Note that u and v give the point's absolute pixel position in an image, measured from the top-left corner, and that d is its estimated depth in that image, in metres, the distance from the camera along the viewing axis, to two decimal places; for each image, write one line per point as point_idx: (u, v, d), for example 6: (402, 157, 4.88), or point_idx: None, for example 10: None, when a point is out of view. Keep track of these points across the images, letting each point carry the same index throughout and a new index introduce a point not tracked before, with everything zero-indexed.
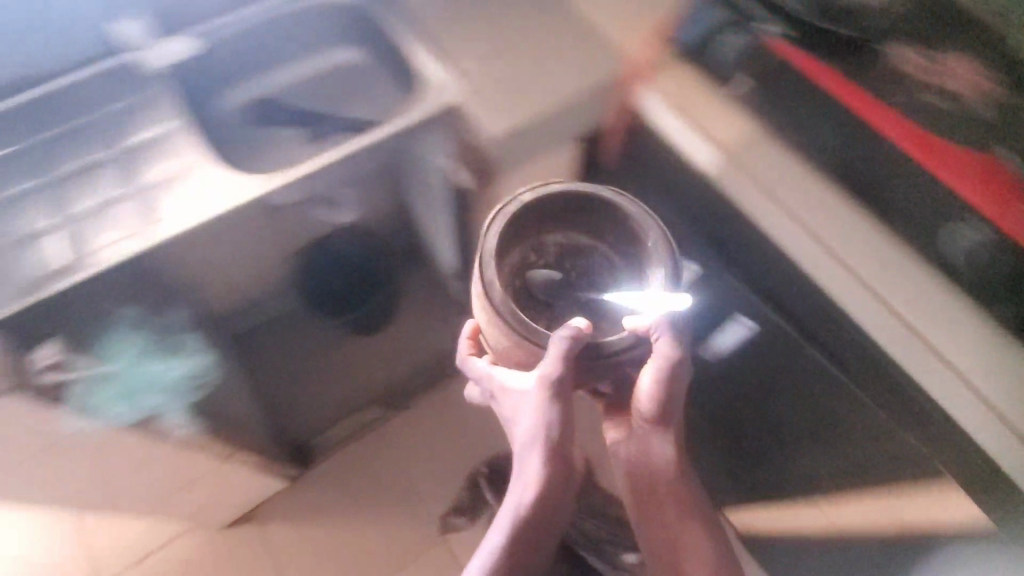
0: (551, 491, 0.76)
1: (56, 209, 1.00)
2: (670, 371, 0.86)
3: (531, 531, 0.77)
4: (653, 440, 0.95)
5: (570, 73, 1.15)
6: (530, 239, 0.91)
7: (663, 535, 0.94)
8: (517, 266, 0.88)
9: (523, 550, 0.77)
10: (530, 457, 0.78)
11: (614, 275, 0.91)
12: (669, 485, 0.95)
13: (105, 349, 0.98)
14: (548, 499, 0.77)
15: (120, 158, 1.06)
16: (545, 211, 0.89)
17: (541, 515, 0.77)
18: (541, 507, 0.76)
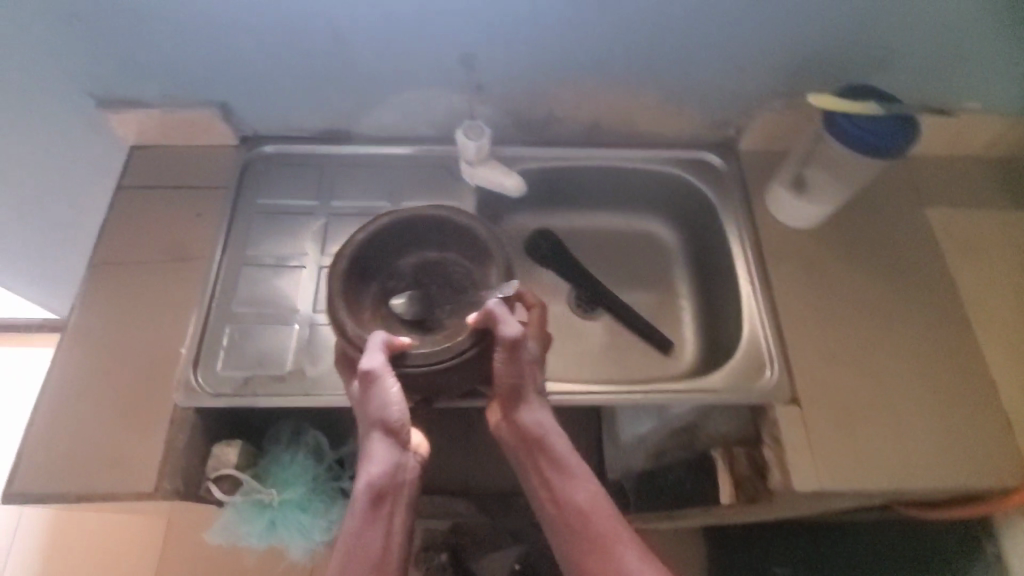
0: (388, 463, 0.65)
1: (256, 195, 0.91)
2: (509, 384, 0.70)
3: (378, 506, 0.64)
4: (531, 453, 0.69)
5: (864, 281, 0.87)
6: (379, 271, 0.79)
7: (557, 517, 0.65)
8: (371, 296, 0.77)
9: (374, 529, 0.62)
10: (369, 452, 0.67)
11: (477, 291, 0.77)
12: (573, 465, 0.68)
13: (265, 470, 0.79)
14: (379, 471, 0.65)
15: (389, 177, 0.94)
16: (378, 255, 0.77)
17: (387, 500, 0.64)
18: (374, 496, 0.64)
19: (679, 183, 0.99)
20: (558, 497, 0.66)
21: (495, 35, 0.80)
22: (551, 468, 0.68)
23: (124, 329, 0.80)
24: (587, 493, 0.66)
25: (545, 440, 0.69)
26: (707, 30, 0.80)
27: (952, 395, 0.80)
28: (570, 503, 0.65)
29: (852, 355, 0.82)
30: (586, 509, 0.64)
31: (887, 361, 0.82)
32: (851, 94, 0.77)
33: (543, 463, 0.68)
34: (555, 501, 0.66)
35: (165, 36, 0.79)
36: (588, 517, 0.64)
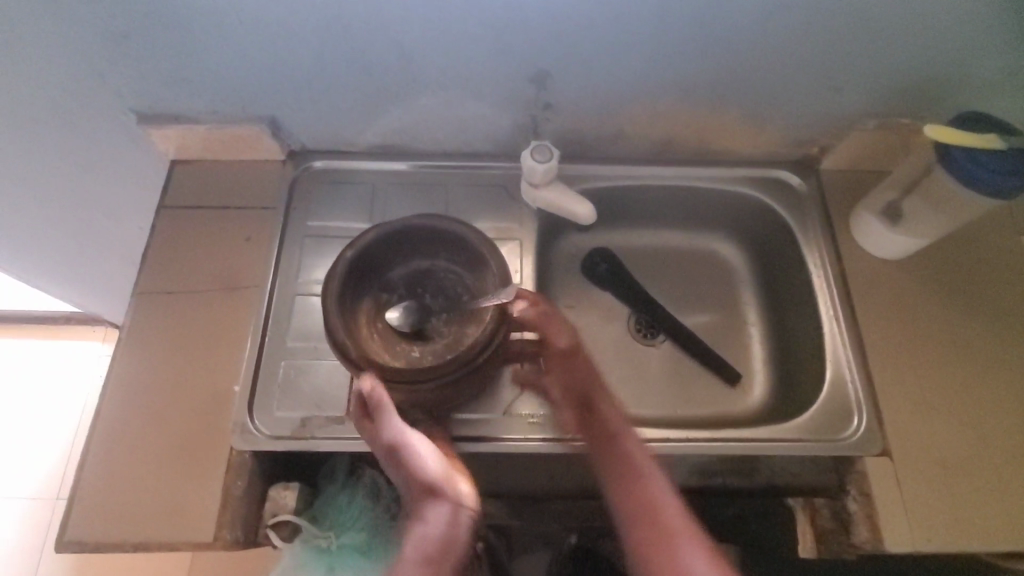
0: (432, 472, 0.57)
1: (305, 217, 0.86)
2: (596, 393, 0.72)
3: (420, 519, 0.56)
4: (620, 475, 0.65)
5: (942, 319, 0.81)
6: (371, 285, 0.71)
7: (629, 513, 0.61)
8: (364, 313, 0.70)
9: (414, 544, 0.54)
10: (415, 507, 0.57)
11: (466, 289, 0.72)
12: (645, 468, 0.65)
13: (321, 510, 0.76)
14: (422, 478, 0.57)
15: (444, 197, 0.88)
16: (362, 269, 0.69)
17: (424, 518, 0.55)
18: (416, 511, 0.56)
19: (753, 205, 0.92)
20: (626, 494, 0.63)
21: (571, 52, 0.73)
22: (628, 470, 0.65)
23: (176, 363, 0.76)
24: (658, 488, 0.63)
25: (620, 445, 0.67)
26: (808, 49, 0.72)
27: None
28: (642, 503, 0.62)
29: (924, 399, 0.77)
30: (653, 503, 0.61)
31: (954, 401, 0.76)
32: (970, 125, 0.69)
33: (625, 473, 0.65)
34: (631, 501, 0.62)
35: (215, 54, 0.73)
36: (657, 513, 0.60)
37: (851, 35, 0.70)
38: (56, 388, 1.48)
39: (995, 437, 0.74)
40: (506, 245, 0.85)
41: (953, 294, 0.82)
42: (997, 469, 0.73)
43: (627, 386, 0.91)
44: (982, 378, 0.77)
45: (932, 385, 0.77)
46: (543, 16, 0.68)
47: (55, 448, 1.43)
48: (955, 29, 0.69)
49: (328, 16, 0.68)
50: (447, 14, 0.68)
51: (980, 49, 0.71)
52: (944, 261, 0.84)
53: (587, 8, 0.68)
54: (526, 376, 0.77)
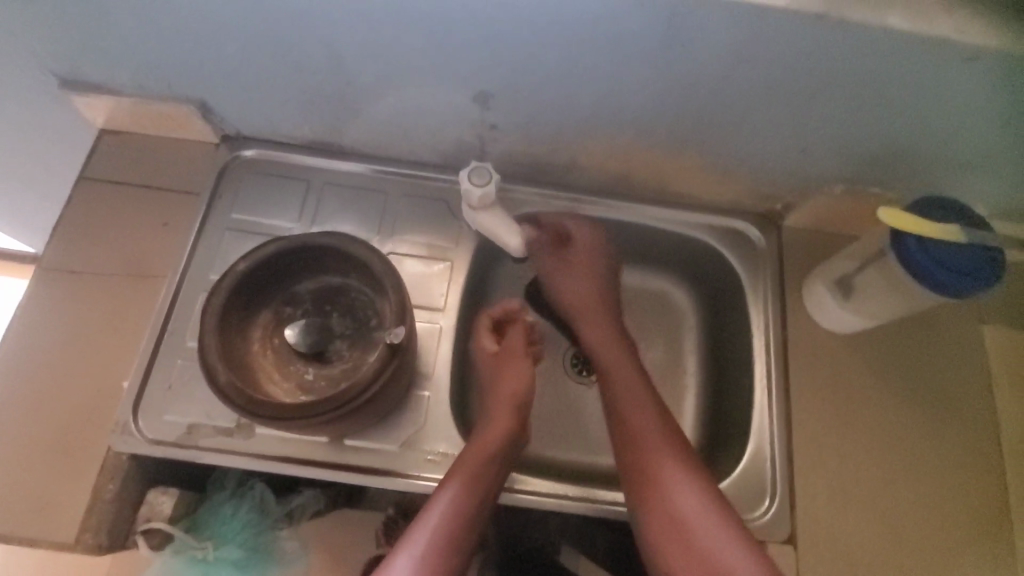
0: (491, 447, 0.68)
1: (230, 207, 0.81)
2: (502, 375, 0.74)
3: (477, 495, 0.66)
4: (667, 498, 0.67)
5: (874, 403, 0.76)
6: (271, 297, 0.68)
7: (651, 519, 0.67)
8: (261, 327, 0.67)
9: (468, 509, 0.65)
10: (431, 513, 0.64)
11: (373, 312, 0.69)
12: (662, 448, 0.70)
13: (202, 520, 0.74)
14: (484, 453, 0.67)
15: (380, 204, 0.83)
16: (259, 282, 0.65)
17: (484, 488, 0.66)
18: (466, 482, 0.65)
19: (707, 253, 0.86)
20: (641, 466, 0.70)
21: (518, 79, 0.67)
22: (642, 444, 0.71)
23: (69, 348, 0.73)
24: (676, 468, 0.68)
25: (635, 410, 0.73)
26: (772, 109, 0.66)
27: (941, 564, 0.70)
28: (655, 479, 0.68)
29: (838, 482, 0.73)
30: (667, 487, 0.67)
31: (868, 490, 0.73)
32: (937, 212, 0.64)
33: (635, 446, 0.71)
34: (640, 474, 0.69)
35: (134, 31, 0.68)
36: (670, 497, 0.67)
37: (819, 102, 0.64)
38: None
39: (901, 536, 0.71)
40: (436, 265, 0.81)
41: (894, 381, 0.77)
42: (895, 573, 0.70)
43: (544, 423, 0.87)
44: (903, 475, 0.73)
45: (850, 472, 0.73)
46: (485, 41, 0.63)
47: None
48: (933, 111, 0.63)
49: (254, 10, 0.63)
50: (381, 24, 0.62)
51: (956, 135, 0.65)
52: (893, 344, 0.79)
53: (534, 38, 0.62)
54: (430, 407, 0.74)
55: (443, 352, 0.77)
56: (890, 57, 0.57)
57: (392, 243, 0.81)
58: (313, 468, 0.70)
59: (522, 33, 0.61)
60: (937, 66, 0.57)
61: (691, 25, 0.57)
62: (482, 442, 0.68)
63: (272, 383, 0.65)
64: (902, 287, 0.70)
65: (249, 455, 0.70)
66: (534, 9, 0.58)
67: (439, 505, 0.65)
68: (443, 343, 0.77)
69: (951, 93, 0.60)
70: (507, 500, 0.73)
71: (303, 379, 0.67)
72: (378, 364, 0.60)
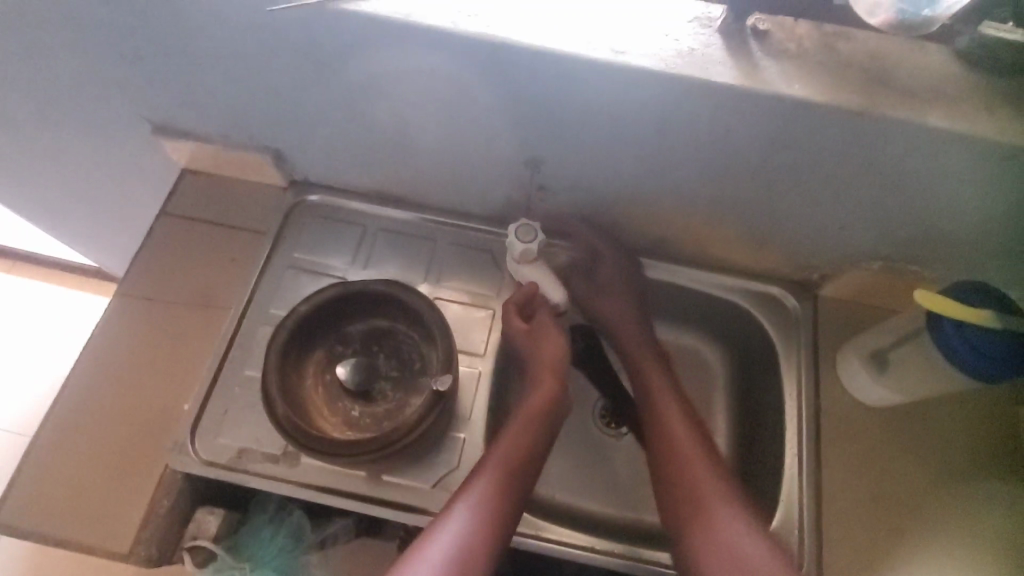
0: (531, 429, 0.75)
1: (292, 247, 0.87)
2: (539, 363, 0.80)
3: (514, 466, 0.71)
4: (703, 486, 0.73)
5: (909, 481, 0.76)
6: (326, 335, 0.73)
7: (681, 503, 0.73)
8: (313, 363, 0.72)
9: (510, 475, 0.71)
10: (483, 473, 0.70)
11: (418, 357, 0.73)
12: (696, 458, 0.75)
13: (244, 541, 0.77)
14: (519, 439, 0.73)
15: (429, 252, 0.88)
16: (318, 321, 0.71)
17: (523, 458, 0.72)
18: (508, 455, 0.72)
19: (741, 316, 0.88)
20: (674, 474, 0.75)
21: (569, 149, 0.73)
22: (677, 452, 0.76)
23: (139, 368, 0.80)
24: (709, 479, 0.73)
25: (670, 423, 0.79)
26: (810, 189, 0.69)
27: None
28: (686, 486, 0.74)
29: (868, 562, 0.72)
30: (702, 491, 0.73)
31: (901, 570, 0.71)
32: (961, 294, 0.65)
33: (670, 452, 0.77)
34: (673, 465, 0.76)
35: (231, 90, 0.76)
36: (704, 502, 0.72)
37: (855, 185, 0.67)
38: (48, 331, 1.53)
39: None
40: (478, 312, 0.85)
41: (929, 459, 0.77)
42: None
43: (571, 473, 0.88)
44: (938, 557, 0.72)
45: (882, 551, 0.72)
46: (541, 114, 0.69)
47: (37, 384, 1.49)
48: (970, 200, 0.65)
49: (337, 78, 0.71)
50: (448, 95, 0.69)
51: (994, 224, 0.67)
52: (927, 421, 0.79)
53: (586, 112, 0.67)
54: (465, 449, 0.77)
55: (480, 397, 0.80)
56: (925, 150, 0.60)
57: (438, 289, 0.86)
58: (351, 500, 0.73)
59: (576, 110, 0.67)
60: (973, 158, 0.60)
61: (734, 111, 0.62)
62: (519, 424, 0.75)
63: (321, 418, 0.70)
64: (936, 366, 0.71)
65: (291, 483, 0.74)
66: (588, 88, 0.64)
67: (487, 470, 0.70)
68: (481, 389, 0.80)
69: (987, 187, 0.63)
70: (538, 549, 0.74)
71: (347, 417, 0.71)
72: (423, 408, 0.65)
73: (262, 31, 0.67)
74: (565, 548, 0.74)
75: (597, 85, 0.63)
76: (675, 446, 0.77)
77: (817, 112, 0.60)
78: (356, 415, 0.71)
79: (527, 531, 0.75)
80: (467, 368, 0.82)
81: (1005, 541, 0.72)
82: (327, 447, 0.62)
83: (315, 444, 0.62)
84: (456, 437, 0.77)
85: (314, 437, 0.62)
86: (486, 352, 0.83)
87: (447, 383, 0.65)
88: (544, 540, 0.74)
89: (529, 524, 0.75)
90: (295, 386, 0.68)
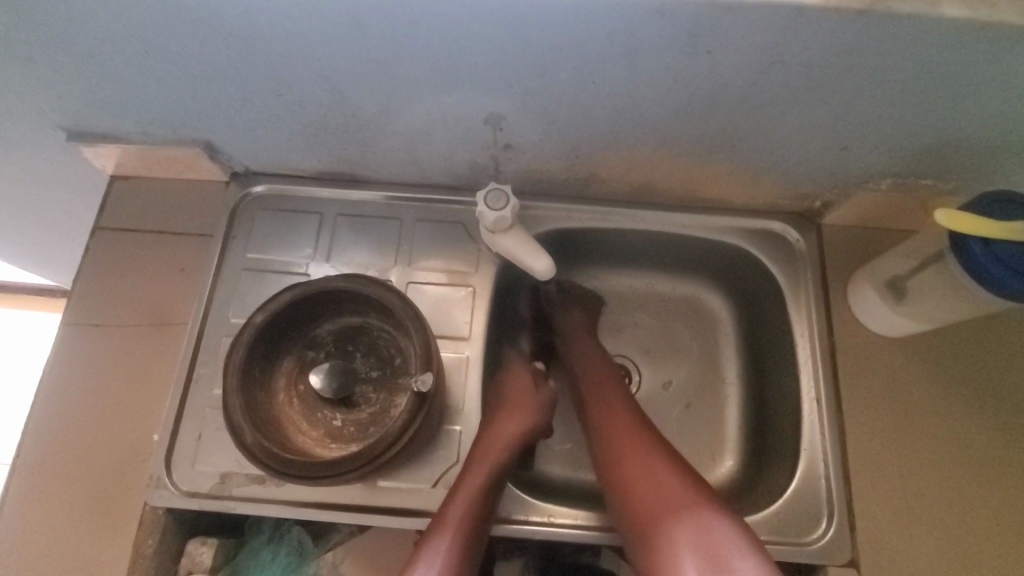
0: (491, 461, 0.67)
1: (245, 247, 0.79)
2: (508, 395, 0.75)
3: (485, 488, 0.65)
4: (669, 484, 0.62)
5: (930, 407, 0.71)
6: (294, 343, 0.67)
7: (646, 508, 0.61)
8: (284, 375, 0.66)
9: (483, 501, 0.65)
10: (454, 498, 0.64)
11: (397, 352, 0.68)
12: (645, 464, 0.65)
13: (243, 565, 0.72)
14: (480, 477, 0.65)
15: (397, 232, 0.80)
16: (280, 329, 0.64)
17: (484, 500, 0.65)
18: (470, 497, 0.64)
19: (742, 257, 0.81)
20: (619, 486, 0.65)
21: (532, 100, 0.64)
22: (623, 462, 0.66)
23: (98, 406, 0.73)
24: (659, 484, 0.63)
25: (615, 433, 0.70)
26: (809, 108, 0.61)
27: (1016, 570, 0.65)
28: (633, 493, 0.63)
29: (899, 498, 0.68)
30: (644, 502, 0.62)
31: (930, 501, 0.68)
32: (973, 207, 0.59)
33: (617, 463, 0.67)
34: (637, 466, 0.65)
35: (139, 82, 0.66)
36: (649, 513, 0.61)
37: (855, 99, 0.59)
38: (12, 359, 1.46)
39: (972, 547, 0.66)
40: (457, 292, 0.78)
41: (952, 381, 0.72)
42: None
43: (579, 446, 0.83)
44: (970, 479, 0.69)
45: (912, 484, 0.69)
46: (496, 61, 0.59)
47: (13, 415, 1.43)
48: (988, 100, 0.57)
49: (255, 53, 0.61)
50: (385, 55, 0.60)
51: (1012, 122, 0.60)
52: (946, 342, 0.74)
53: (542, 53, 0.58)
54: (462, 442, 0.71)
55: (472, 384, 0.74)
56: (939, 49, 0.52)
57: (411, 272, 0.79)
58: (349, 512, 0.68)
59: (533, 54, 0.58)
60: (995, 52, 0.52)
61: (717, 31, 0.53)
62: (480, 460, 0.67)
63: (300, 434, 0.64)
64: (959, 288, 0.65)
65: (282, 501, 0.69)
66: (541, 24, 0.55)
67: (458, 496, 0.64)
68: (471, 374, 0.74)
69: (1009, 82, 0.55)
70: (555, 537, 0.70)
71: (330, 428, 0.66)
72: (407, 413, 0.59)
73: (154, 7, 0.56)
74: (578, 528, 0.70)
75: (554, 21, 0.54)
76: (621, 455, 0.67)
77: (815, 20, 0.51)
78: (341, 424, 0.66)
79: (539, 518, 0.70)
80: (454, 353, 0.75)
81: None
82: (306, 470, 0.56)
83: (294, 470, 0.57)
84: (453, 430, 0.72)
85: (292, 462, 0.57)
86: (472, 333, 0.76)
87: (429, 379, 0.59)
88: (557, 521, 0.70)
89: (540, 511, 0.71)
90: (267, 404, 0.63)
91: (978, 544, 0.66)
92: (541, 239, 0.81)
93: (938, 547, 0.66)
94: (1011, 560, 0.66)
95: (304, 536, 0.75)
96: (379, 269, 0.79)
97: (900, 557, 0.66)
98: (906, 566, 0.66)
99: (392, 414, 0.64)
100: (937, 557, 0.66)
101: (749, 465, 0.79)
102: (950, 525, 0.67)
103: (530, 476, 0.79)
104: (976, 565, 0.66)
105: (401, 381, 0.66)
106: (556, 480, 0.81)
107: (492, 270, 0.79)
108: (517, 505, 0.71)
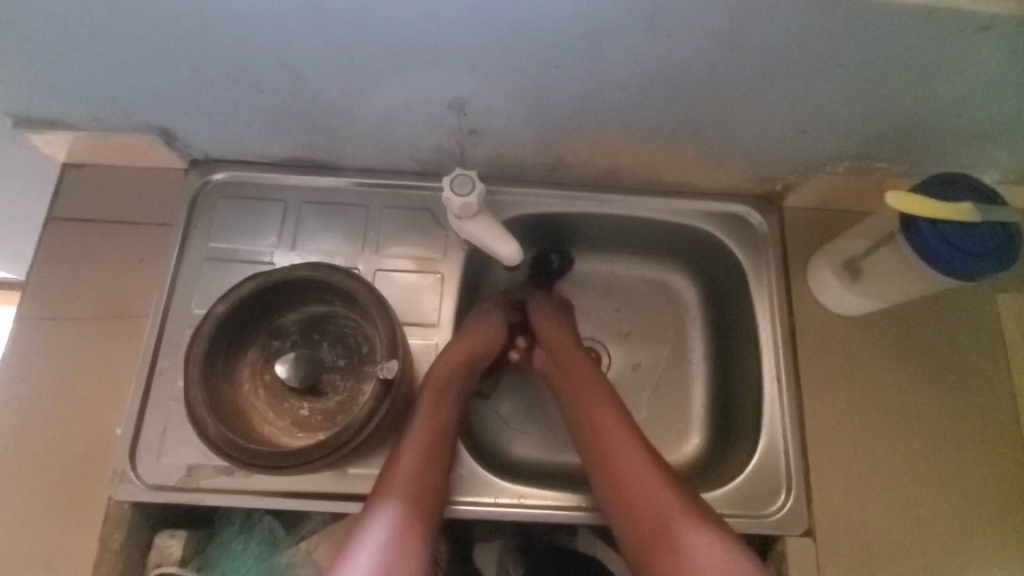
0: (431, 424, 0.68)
1: (208, 236, 0.78)
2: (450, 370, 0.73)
3: (425, 450, 0.66)
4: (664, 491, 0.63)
5: (884, 382, 0.74)
6: (258, 333, 0.66)
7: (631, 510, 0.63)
8: (249, 365, 0.65)
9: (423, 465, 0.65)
10: (400, 464, 0.65)
11: (363, 339, 0.68)
12: (627, 459, 0.66)
13: (214, 557, 0.72)
14: (424, 439, 0.67)
15: (363, 219, 0.79)
16: (242, 318, 0.63)
17: (427, 461, 0.66)
18: (414, 458, 0.65)
19: (707, 240, 0.83)
20: (601, 473, 0.67)
21: (495, 85, 0.64)
22: (604, 448, 0.68)
23: (56, 401, 0.71)
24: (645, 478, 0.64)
25: (590, 412, 0.71)
26: (768, 93, 0.62)
27: (959, 533, 0.69)
28: (615, 478, 0.66)
29: (855, 470, 0.71)
30: (630, 503, 0.64)
31: (883, 471, 0.71)
32: (923, 188, 0.61)
33: (598, 450, 0.68)
34: (618, 466, 0.66)
35: (85, 67, 0.64)
36: (635, 503, 0.63)
37: (811, 82, 0.60)
38: None
39: (920, 513, 0.70)
40: (425, 279, 0.78)
41: (906, 358, 0.75)
42: (917, 544, 0.69)
43: (550, 428, 0.84)
44: (919, 450, 0.72)
45: (866, 456, 0.72)
46: (456, 44, 0.58)
47: None
48: (936, 84, 0.59)
49: (208, 36, 0.59)
50: (344, 39, 0.58)
51: (959, 107, 0.61)
52: (900, 321, 0.77)
53: (503, 40, 0.58)
54: None
55: None
56: (890, 34, 0.53)
57: (378, 260, 0.78)
58: (320, 500, 0.68)
59: (492, 39, 0.58)
60: (939, 39, 0.53)
61: (676, 14, 0.53)
62: (421, 426, 0.67)
63: (266, 424, 0.63)
64: (912, 268, 0.67)
65: (251, 491, 0.68)
66: (500, 9, 0.54)
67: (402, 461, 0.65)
68: None
69: (957, 67, 0.56)
70: (523, 518, 0.71)
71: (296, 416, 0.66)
72: (373, 401, 0.59)
73: None
74: (546, 508, 0.71)
75: (511, 4, 0.54)
76: (600, 443, 0.68)
77: (771, 4, 0.51)
78: (308, 412, 0.65)
79: (509, 500, 0.71)
80: (424, 340, 0.76)
81: (979, 421, 0.73)
82: (272, 462, 0.56)
83: (260, 461, 0.56)
84: None
85: (257, 453, 0.56)
86: (442, 319, 0.76)
87: (394, 367, 0.60)
88: (526, 502, 0.72)
89: (510, 492, 0.72)
90: (231, 395, 0.62)
91: (926, 510, 0.70)
92: (509, 225, 0.81)
93: (889, 514, 0.70)
94: (957, 525, 0.69)
95: (276, 526, 0.75)
96: (346, 257, 0.78)
97: (854, 525, 0.69)
98: (861, 535, 0.69)
99: (360, 402, 0.64)
100: (888, 523, 0.69)
101: (715, 442, 0.81)
102: (901, 493, 0.70)
103: (502, 459, 0.81)
104: (924, 530, 0.69)
105: (367, 367, 0.66)
106: (527, 462, 0.82)
107: (462, 257, 0.79)
108: (488, 488, 0.72)
